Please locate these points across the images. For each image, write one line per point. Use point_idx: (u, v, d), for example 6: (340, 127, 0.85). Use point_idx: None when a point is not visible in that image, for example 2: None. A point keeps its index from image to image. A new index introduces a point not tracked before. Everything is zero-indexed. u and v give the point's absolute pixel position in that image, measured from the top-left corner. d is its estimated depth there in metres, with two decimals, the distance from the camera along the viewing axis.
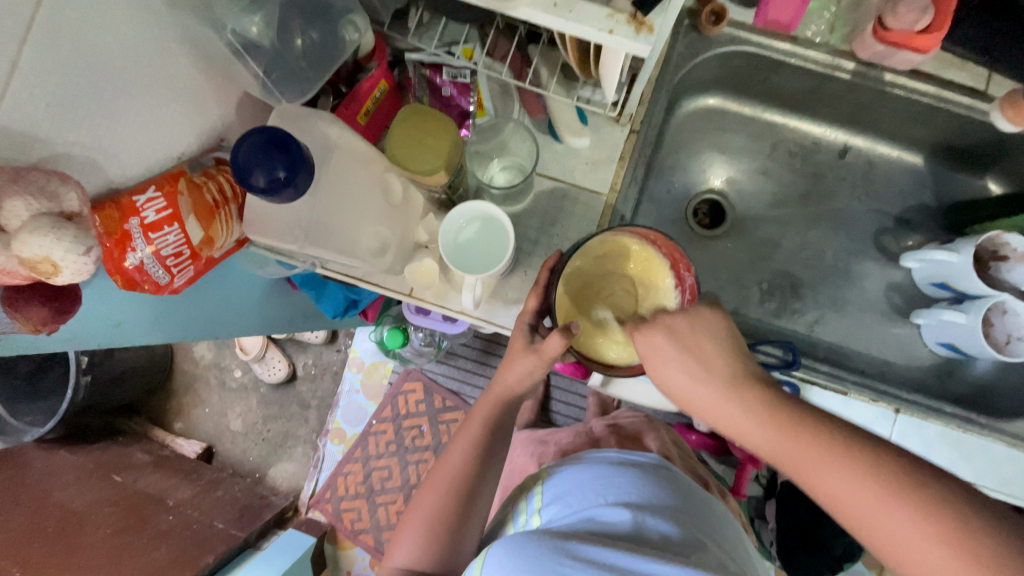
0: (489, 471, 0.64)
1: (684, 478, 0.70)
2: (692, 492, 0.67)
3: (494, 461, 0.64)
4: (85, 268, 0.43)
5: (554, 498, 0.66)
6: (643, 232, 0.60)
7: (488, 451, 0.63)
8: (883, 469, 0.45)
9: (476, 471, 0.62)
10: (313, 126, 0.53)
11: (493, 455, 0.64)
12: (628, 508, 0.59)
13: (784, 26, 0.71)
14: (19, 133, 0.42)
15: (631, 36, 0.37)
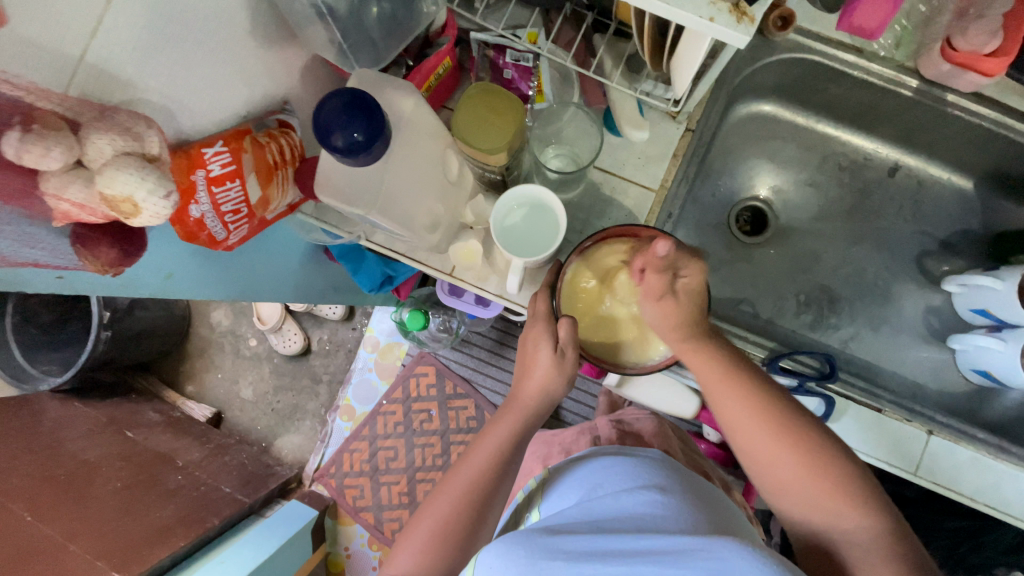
0: (498, 488, 0.61)
1: (682, 469, 0.67)
2: (701, 487, 0.66)
3: (505, 478, 0.61)
4: (162, 212, 0.44)
5: (554, 502, 0.65)
6: (645, 232, 0.61)
7: (500, 470, 0.60)
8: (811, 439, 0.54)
9: (487, 490, 0.60)
10: (388, 96, 0.52)
11: (504, 473, 0.61)
12: (622, 500, 0.55)
13: (868, 31, 0.67)
14: (105, 71, 0.43)
15: (732, 25, 0.37)
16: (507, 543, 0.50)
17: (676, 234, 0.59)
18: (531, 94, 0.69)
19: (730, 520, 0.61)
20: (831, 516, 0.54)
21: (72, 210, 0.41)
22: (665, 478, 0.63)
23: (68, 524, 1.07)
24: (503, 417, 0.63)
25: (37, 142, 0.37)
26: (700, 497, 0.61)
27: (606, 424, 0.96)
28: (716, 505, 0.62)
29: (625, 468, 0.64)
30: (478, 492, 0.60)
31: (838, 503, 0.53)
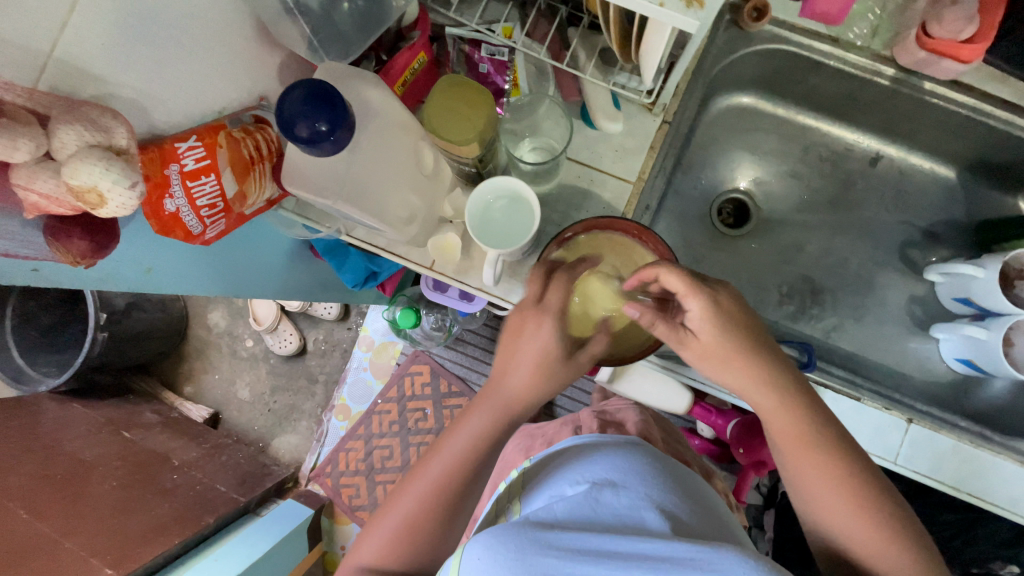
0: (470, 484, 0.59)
1: (666, 461, 0.67)
2: (680, 475, 0.66)
3: (477, 476, 0.59)
4: (129, 203, 0.44)
5: (535, 493, 0.64)
6: (625, 225, 0.63)
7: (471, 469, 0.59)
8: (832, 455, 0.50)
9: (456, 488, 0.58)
10: (353, 87, 0.53)
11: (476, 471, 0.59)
12: (614, 496, 0.54)
13: (832, 18, 0.67)
14: (75, 67, 0.43)
15: (682, 9, 0.38)
16: (491, 533, 0.48)
17: (655, 230, 0.62)
18: (506, 87, 0.70)
19: (708, 509, 0.61)
20: (852, 532, 0.50)
21: (41, 201, 0.42)
22: (646, 467, 0.62)
23: (64, 521, 1.08)
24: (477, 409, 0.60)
25: (3, 134, 0.38)
26: (679, 486, 0.62)
27: (589, 416, 0.98)
28: (696, 495, 0.63)
29: (607, 457, 0.63)
30: (448, 488, 0.59)
31: (863, 521, 0.49)
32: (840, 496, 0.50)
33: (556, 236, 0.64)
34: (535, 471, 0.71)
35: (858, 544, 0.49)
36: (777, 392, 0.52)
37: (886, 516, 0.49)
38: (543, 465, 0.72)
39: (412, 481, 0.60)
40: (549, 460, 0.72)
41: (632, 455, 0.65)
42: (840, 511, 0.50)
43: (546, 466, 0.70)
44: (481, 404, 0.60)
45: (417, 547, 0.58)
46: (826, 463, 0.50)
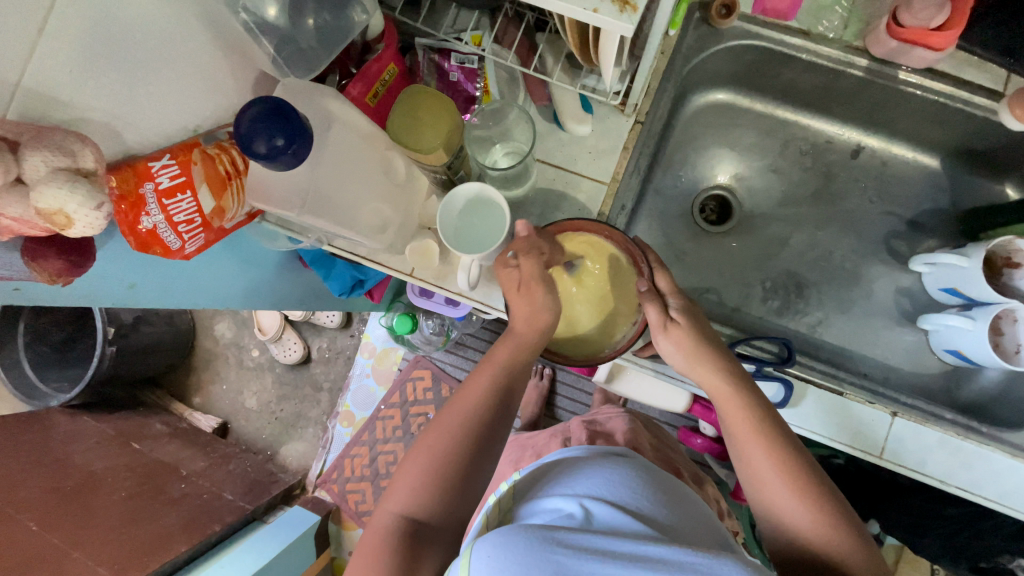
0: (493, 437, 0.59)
1: (656, 473, 0.68)
2: (670, 482, 0.67)
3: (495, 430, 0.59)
4: (97, 222, 0.46)
5: (528, 502, 0.64)
6: (594, 227, 0.62)
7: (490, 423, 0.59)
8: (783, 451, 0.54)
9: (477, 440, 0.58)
10: (316, 100, 0.54)
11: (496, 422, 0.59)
12: (611, 506, 0.55)
13: (783, 14, 0.70)
14: (44, 95, 0.45)
15: (614, 14, 0.39)
16: (498, 531, 0.47)
17: (621, 230, 0.61)
18: (478, 94, 0.72)
19: (698, 517, 0.62)
20: (794, 519, 0.52)
21: (13, 224, 0.44)
22: (642, 477, 0.64)
23: (73, 532, 1.11)
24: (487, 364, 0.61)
25: None
26: (670, 495, 0.63)
27: (579, 426, 0.98)
28: (687, 504, 0.64)
29: (601, 466, 0.65)
30: (476, 433, 0.58)
31: (808, 509, 0.51)
32: (794, 493, 0.52)
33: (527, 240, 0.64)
34: (528, 482, 0.71)
35: (803, 532, 0.51)
36: (734, 385, 0.57)
37: (831, 508, 0.51)
38: (535, 476, 0.72)
39: (429, 433, 0.58)
40: (539, 472, 0.73)
41: (628, 466, 0.66)
42: (786, 499, 0.52)
43: (539, 477, 0.71)
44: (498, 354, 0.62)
45: (448, 495, 0.56)
46: (772, 451, 0.54)
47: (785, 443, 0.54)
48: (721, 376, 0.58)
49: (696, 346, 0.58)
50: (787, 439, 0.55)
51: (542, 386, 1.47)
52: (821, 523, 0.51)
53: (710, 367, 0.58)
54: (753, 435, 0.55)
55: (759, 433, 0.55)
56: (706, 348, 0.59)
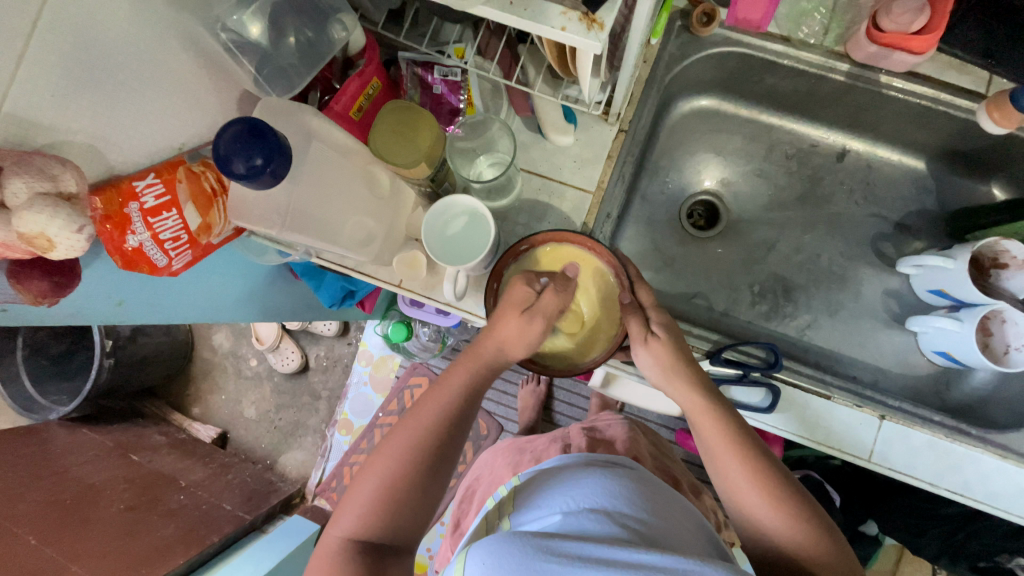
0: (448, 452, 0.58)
1: (652, 482, 0.69)
2: (665, 492, 0.68)
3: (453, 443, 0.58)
4: (80, 244, 0.47)
5: (524, 510, 0.65)
6: (582, 240, 0.63)
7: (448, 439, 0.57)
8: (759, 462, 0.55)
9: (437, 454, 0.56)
10: (298, 119, 0.55)
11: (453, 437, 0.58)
12: (605, 516, 0.56)
13: (755, 23, 0.70)
14: (25, 119, 0.46)
15: (582, 33, 0.39)
16: (493, 537, 0.48)
17: (608, 246, 0.62)
18: (461, 107, 0.72)
19: (691, 528, 0.62)
20: (770, 527, 0.53)
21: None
22: (637, 488, 0.64)
23: (71, 546, 1.12)
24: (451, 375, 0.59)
25: None
26: (664, 505, 0.63)
27: (577, 433, 0.98)
28: (681, 515, 0.64)
29: (596, 474, 0.65)
30: (434, 443, 0.57)
31: (783, 517, 0.52)
32: (770, 504, 0.53)
33: (512, 246, 0.64)
34: (525, 488, 0.72)
35: (779, 539, 0.52)
36: (708, 397, 0.59)
37: (807, 516, 0.52)
38: (532, 482, 0.72)
39: (385, 447, 0.57)
40: (536, 479, 0.74)
41: (624, 475, 0.66)
42: (762, 507, 0.53)
43: (536, 483, 0.71)
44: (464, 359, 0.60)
45: (401, 511, 0.54)
46: (747, 461, 0.55)
47: (759, 454, 0.56)
48: (695, 390, 0.59)
49: (673, 361, 0.60)
50: (761, 449, 0.56)
51: (538, 392, 1.47)
52: (797, 530, 0.52)
53: (685, 380, 0.60)
54: (727, 446, 0.56)
55: (733, 443, 0.56)
56: (682, 363, 0.61)
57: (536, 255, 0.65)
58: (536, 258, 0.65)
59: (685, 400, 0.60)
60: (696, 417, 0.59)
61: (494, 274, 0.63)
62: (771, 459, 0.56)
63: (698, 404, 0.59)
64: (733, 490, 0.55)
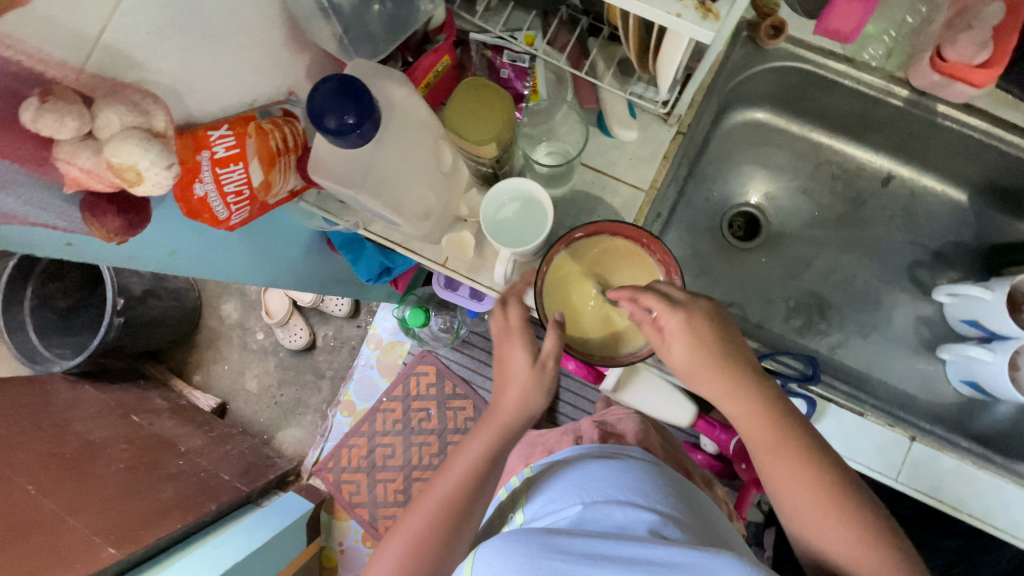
0: (489, 485, 0.63)
1: (667, 473, 0.70)
2: (680, 482, 0.69)
3: (495, 476, 0.63)
4: (164, 182, 0.47)
5: (538, 498, 0.67)
6: (634, 231, 0.63)
7: (490, 469, 0.62)
8: (825, 477, 0.51)
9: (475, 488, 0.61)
10: (379, 85, 0.56)
11: (496, 471, 0.63)
12: (617, 507, 0.58)
13: (843, 36, 0.70)
14: (121, 53, 0.45)
15: (697, 21, 0.40)
16: (501, 535, 0.53)
17: (662, 240, 0.62)
18: (525, 93, 0.71)
19: (708, 519, 0.64)
20: (828, 544, 0.50)
21: (81, 176, 0.45)
22: (652, 480, 0.65)
23: (70, 498, 1.08)
24: (493, 416, 0.65)
25: (51, 110, 0.40)
26: (680, 496, 0.65)
27: (590, 425, 0.96)
28: (698, 507, 0.65)
29: (610, 466, 0.67)
30: (454, 504, 0.60)
31: (844, 532, 0.50)
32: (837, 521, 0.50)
33: (565, 235, 0.64)
34: (541, 475, 0.74)
35: (841, 559, 0.49)
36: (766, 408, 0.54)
37: (873, 530, 0.49)
38: (549, 469, 0.74)
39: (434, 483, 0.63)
40: (549, 465, 0.75)
41: (638, 467, 0.68)
42: (823, 523, 0.50)
43: (554, 469, 0.73)
44: (484, 424, 0.65)
45: (425, 572, 0.57)
46: (802, 474, 0.52)
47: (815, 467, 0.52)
48: (750, 399, 0.54)
49: (714, 361, 0.55)
50: (820, 464, 0.52)
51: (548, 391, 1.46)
52: (861, 548, 0.49)
53: (747, 392, 0.54)
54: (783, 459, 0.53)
55: (786, 456, 0.52)
56: (728, 363, 0.55)
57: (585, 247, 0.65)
58: (591, 246, 0.65)
59: (741, 411, 0.55)
60: (745, 426, 0.55)
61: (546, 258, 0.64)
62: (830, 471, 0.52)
63: (750, 414, 0.54)
64: (790, 504, 0.53)
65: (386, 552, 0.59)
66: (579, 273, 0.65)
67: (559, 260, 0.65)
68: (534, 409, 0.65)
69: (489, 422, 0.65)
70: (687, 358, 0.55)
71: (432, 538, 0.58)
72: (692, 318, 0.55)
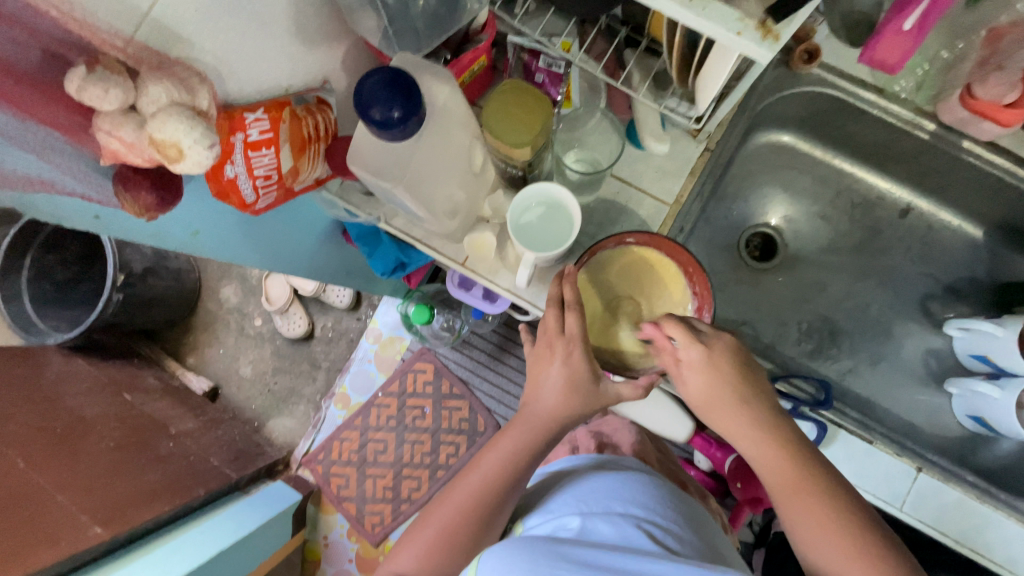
0: (508, 499, 0.63)
1: (668, 486, 0.70)
2: (682, 498, 0.68)
3: (517, 489, 0.63)
4: (205, 162, 0.46)
5: (539, 508, 0.67)
6: (684, 259, 0.64)
7: (507, 483, 0.63)
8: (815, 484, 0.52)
9: (492, 503, 0.62)
10: (425, 81, 0.56)
11: (517, 483, 0.63)
12: (619, 518, 0.58)
13: (889, 66, 0.67)
14: (168, 28, 0.44)
15: (757, 40, 0.41)
16: (506, 542, 0.54)
17: (709, 277, 0.62)
18: (559, 99, 0.71)
19: (710, 535, 0.64)
20: (818, 555, 0.51)
21: (121, 149, 0.44)
22: (655, 492, 0.65)
23: (58, 474, 1.05)
24: (508, 431, 0.64)
25: (98, 80, 0.39)
26: (684, 512, 0.64)
27: (587, 434, 0.92)
28: (700, 522, 0.65)
29: (612, 477, 0.66)
30: (482, 504, 0.62)
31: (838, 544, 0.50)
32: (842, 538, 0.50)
33: (617, 234, 0.65)
34: (542, 488, 0.73)
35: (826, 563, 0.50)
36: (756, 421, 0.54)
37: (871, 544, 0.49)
38: (551, 481, 0.73)
39: (451, 491, 0.64)
40: (551, 476, 0.75)
41: (640, 477, 0.68)
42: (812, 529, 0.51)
43: (556, 481, 0.72)
44: (513, 425, 0.64)
45: (453, 560, 0.61)
46: (800, 485, 0.52)
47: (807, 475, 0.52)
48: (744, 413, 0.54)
49: (728, 390, 0.54)
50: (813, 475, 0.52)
51: None
52: (852, 557, 0.49)
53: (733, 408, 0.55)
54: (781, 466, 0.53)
55: (787, 472, 0.53)
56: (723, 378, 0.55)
57: (625, 255, 0.66)
58: (635, 258, 0.66)
59: (735, 432, 0.55)
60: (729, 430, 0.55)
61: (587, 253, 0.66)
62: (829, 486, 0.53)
63: (751, 432, 0.54)
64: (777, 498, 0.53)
65: (416, 537, 0.63)
66: (615, 279, 0.65)
67: (603, 257, 0.66)
68: (559, 428, 0.63)
69: (517, 423, 0.64)
70: (700, 388, 0.55)
71: (461, 533, 0.61)
72: (712, 354, 0.54)
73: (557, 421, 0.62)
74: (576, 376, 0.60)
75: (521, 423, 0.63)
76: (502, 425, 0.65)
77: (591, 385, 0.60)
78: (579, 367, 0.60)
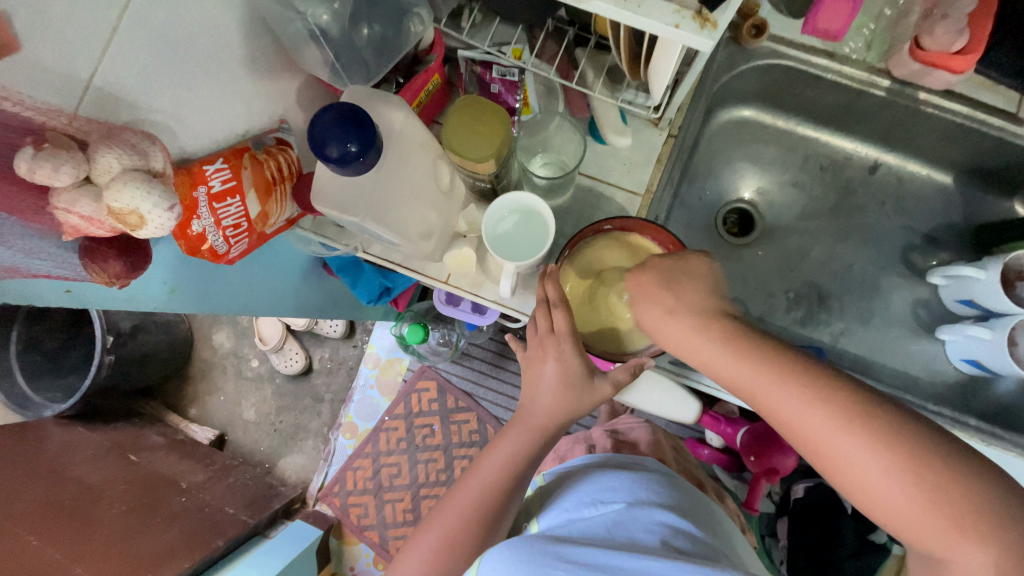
0: (513, 501, 0.64)
1: (683, 486, 0.70)
2: (694, 496, 0.68)
3: (521, 491, 0.64)
4: (167, 224, 0.46)
5: (549, 507, 0.68)
6: (664, 238, 0.63)
7: (512, 487, 0.63)
8: (831, 394, 0.46)
9: (496, 505, 0.63)
10: (379, 110, 0.57)
11: (521, 486, 0.64)
12: (626, 519, 0.58)
13: (832, 34, 0.73)
14: (111, 94, 0.44)
15: (696, 31, 0.42)
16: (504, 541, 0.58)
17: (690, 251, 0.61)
18: (517, 106, 0.71)
19: (722, 540, 0.62)
20: (849, 464, 0.45)
21: (81, 223, 0.44)
22: (666, 491, 0.65)
23: (72, 547, 1.03)
24: (510, 434, 0.65)
25: (47, 159, 0.39)
26: (695, 510, 0.65)
27: (600, 435, 0.92)
28: (709, 520, 0.65)
29: (621, 475, 0.66)
30: (484, 510, 0.62)
31: (880, 459, 0.44)
32: (879, 460, 0.44)
33: (594, 223, 0.65)
34: (552, 488, 0.73)
35: (874, 487, 0.44)
36: (734, 347, 0.51)
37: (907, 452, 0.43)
38: (560, 481, 0.73)
39: (456, 494, 0.65)
40: (563, 473, 0.75)
41: (652, 476, 0.68)
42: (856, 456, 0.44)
43: (565, 481, 0.72)
44: (510, 431, 0.65)
45: (458, 564, 0.62)
46: (806, 398, 0.47)
47: (841, 388, 0.47)
48: (714, 341, 0.52)
49: (694, 311, 0.54)
50: (861, 393, 0.46)
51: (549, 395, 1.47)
52: (891, 470, 0.43)
53: (706, 337, 0.52)
54: (778, 382, 0.48)
55: (790, 382, 0.48)
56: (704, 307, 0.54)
57: (610, 242, 0.66)
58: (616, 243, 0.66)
59: (723, 365, 0.51)
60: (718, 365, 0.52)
61: (569, 243, 0.66)
62: (829, 383, 0.47)
63: (735, 356, 0.51)
64: (798, 426, 0.47)
65: (419, 544, 0.64)
66: (603, 266, 0.66)
67: (583, 248, 0.66)
68: (558, 430, 0.64)
69: (515, 431, 0.64)
70: (654, 313, 0.55)
71: (464, 540, 0.62)
72: (685, 264, 0.56)
73: (555, 424, 0.63)
74: (569, 378, 0.61)
75: (519, 428, 0.64)
76: (500, 427, 0.66)
77: (586, 383, 0.61)
78: (571, 367, 0.61)
